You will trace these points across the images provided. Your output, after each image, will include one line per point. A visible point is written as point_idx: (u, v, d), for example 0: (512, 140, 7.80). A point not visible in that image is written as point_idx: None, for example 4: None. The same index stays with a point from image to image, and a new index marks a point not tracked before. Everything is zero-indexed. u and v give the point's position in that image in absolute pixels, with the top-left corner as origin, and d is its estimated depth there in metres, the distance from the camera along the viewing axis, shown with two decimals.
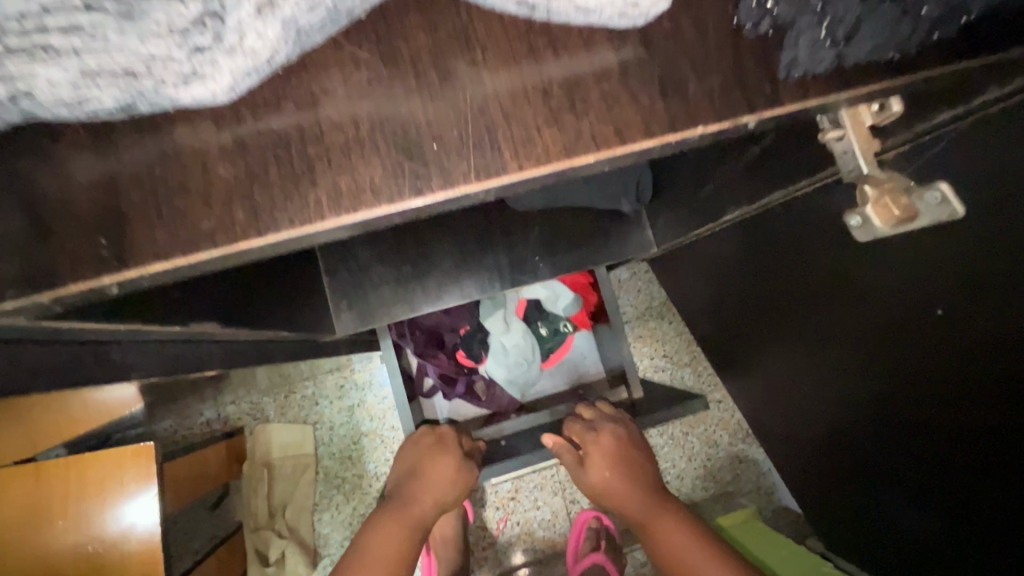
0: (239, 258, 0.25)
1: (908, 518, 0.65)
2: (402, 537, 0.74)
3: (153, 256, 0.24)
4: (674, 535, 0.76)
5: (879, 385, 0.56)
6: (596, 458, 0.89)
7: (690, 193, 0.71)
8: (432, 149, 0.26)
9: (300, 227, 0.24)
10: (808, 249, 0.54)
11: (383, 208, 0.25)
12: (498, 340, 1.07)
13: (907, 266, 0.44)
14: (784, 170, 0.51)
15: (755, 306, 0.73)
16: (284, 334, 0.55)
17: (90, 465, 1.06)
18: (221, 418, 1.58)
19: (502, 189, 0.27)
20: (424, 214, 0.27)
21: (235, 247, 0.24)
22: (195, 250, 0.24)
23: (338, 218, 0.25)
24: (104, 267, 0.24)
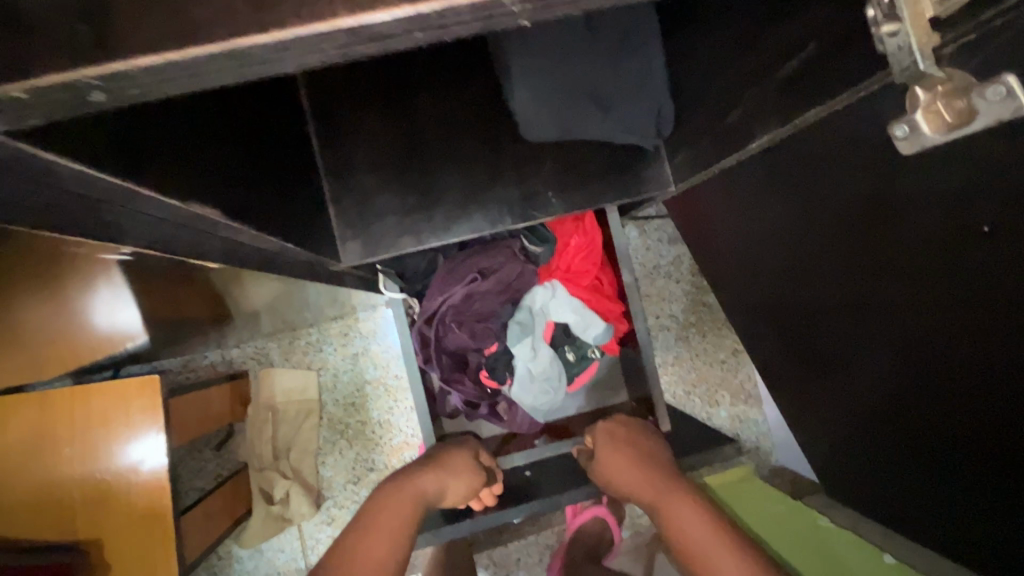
0: (240, 67, 0.22)
1: (920, 453, 0.66)
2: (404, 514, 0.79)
3: (136, 48, 0.20)
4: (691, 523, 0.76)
5: (904, 322, 0.55)
6: (606, 448, 0.89)
7: (714, 119, 0.69)
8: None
9: (311, 26, 0.21)
10: (846, 167, 0.51)
11: (406, 11, 0.21)
12: (525, 368, 1.01)
13: (961, 183, 0.41)
14: (827, 80, 0.48)
15: (775, 243, 0.70)
16: (288, 246, 0.53)
17: (96, 395, 1.07)
18: (225, 361, 1.59)
19: (544, 1, 0.22)
20: (452, 34, 0.24)
21: (235, 46, 0.21)
22: (188, 42, 0.20)
23: (356, 18, 0.21)
24: (77, 61, 0.20)
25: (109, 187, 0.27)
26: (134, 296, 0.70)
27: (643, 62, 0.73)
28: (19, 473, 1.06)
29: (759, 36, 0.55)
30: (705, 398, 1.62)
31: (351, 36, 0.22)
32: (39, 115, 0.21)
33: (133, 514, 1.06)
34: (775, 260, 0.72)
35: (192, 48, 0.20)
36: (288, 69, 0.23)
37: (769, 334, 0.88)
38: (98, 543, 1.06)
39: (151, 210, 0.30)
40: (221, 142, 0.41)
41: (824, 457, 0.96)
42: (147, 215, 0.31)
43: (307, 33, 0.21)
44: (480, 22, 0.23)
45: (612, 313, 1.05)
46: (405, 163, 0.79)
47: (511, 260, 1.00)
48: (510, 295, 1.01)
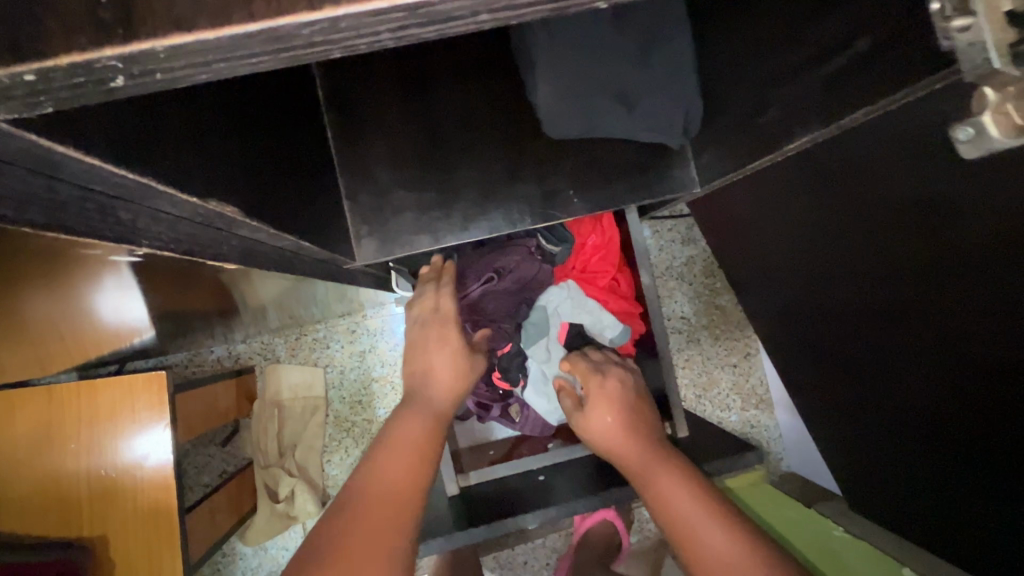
0: (283, 50, 0.19)
1: (947, 458, 0.65)
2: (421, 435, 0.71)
3: (169, 27, 0.18)
4: (673, 489, 0.71)
5: (948, 327, 0.53)
6: (600, 406, 0.87)
7: (746, 118, 0.66)
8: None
9: (370, 4, 0.18)
10: (900, 171, 0.48)
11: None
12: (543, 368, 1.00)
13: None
14: (881, 77, 0.45)
15: (807, 247, 0.67)
16: (306, 245, 0.50)
17: (100, 389, 1.05)
18: (231, 355, 1.57)
19: None
20: (520, 19, 0.20)
21: (281, 26, 0.18)
22: (229, 20, 0.18)
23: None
24: (103, 42, 0.18)
25: (128, 184, 0.24)
26: (144, 290, 0.68)
27: (672, 54, 0.69)
28: (24, 466, 1.04)
29: (800, 31, 0.53)
30: (717, 402, 1.59)
31: (411, 15, 0.18)
32: (56, 100, 0.19)
33: (137, 511, 1.05)
34: (806, 264, 0.70)
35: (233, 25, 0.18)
36: (336, 55, 0.20)
37: (794, 340, 0.86)
38: (102, 540, 1.04)
39: (169, 208, 0.28)
40: (240, 134, 0.39)
41: (846, 466, 0.94)
42: (164, 214, 0.28)
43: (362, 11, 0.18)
44: (553, 8, 0.20)
45: (630, 314, 1.03)
46: (422, 157, 0.76)
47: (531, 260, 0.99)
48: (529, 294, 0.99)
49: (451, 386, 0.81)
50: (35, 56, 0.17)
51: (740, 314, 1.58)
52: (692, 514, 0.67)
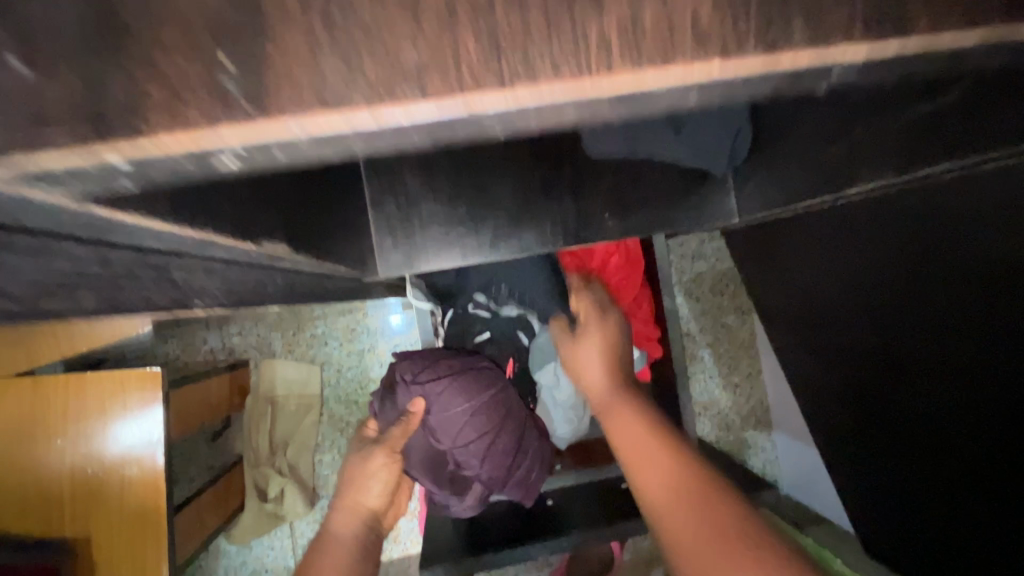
0: (445, 126, 0.15)
1: (951, 520, 0.63)
2: (351, 542, 0.66)
3: (314, 97, 0.14)
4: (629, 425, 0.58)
5: (993, 395, 0.50)
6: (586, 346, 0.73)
7: (804, 154, 0.63)
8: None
9: (575, 84, 0.14)
10: (962, 231, 0.46)
11: (711, 72, 0.15)
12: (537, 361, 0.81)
13: None
14: (974, 127, 0.43)
15: (845, 291, 0.65)
16: (340, 270, 0.47)
17: (91, 384, 1.00)
18: (225, 347, 1.52)
19: (874, 66, 0.16)
20: (721, 98, 0.17)
21: (462, 101, 0.14)
22: (394, 93, 0.14)
23: (635, 77, 0.14)
24: (224, 110, 0.14)
25: (188, 240, 0.21)
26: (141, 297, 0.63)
27: None
28: (4, 462, 0.99)
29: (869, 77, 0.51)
30: (715, 420, 1.57)
31: (615, 98, 0.15)
32: (145, 177, 0.15)
33: (123, 512, 1.00)
34: (840, 309, 0.68)
35: (392, 99, 0.14)
36: (499, 130, 0.16)
37: (817, 378, 0.84)
38: (84, 543, 0.99)
39: (224, 258, 0.25)
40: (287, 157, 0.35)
41: (859, 507, 0.92)
42: (217, 264, 0.25)
43: (566, 92, 0.14)
44: (766, 86, 0.16)
45: (648, 338, 1.00)
46: (453, 166, 0.72)
47: (407, 358, 0.85)
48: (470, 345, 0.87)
49: (383, 487, 0.74)
50: (135, 126, 0.14)
51: (747, 334, 1.56)
52: (649, 449, 0.53)
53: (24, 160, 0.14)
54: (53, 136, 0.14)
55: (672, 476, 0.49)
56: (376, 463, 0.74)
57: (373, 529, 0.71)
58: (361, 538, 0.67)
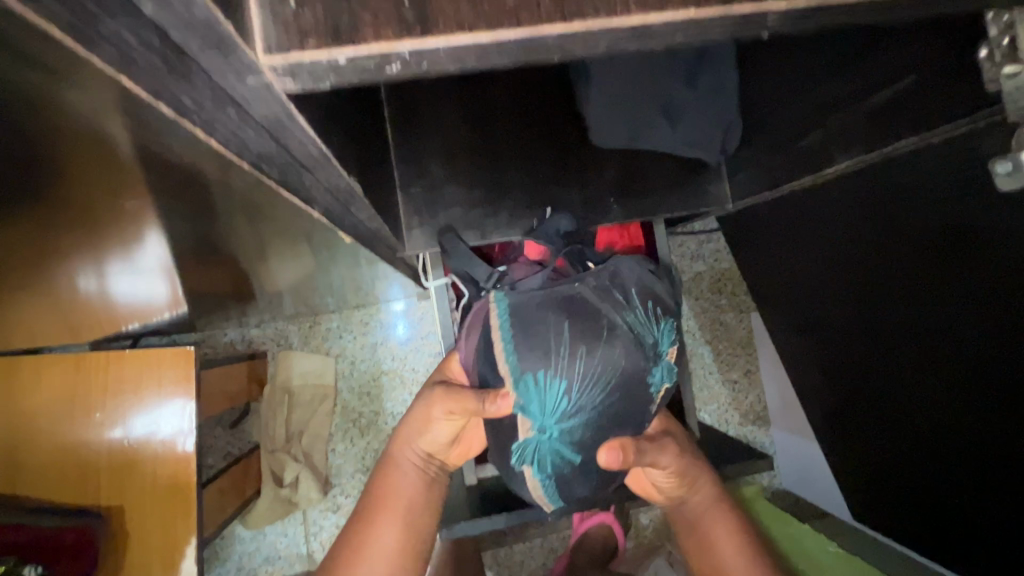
0: (526, 55, 0.20)
1: (932, 465, 0.70)
2: (407, 499, 0.75)
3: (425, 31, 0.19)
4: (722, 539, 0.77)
5: (966, 349, 0.56)
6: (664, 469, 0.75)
7: (787, 140, 0.71)
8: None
9: (608, 21, 0.19)
10: (921, 200, 0.54)
11: (689, 15, 0.20)
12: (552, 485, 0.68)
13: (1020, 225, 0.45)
14: (920, 112, 0.51)
15: (828, 262, 0.72)
16: (382, 230, 0.54)
17: (130, 362, 1.06)
18: (244, 339, 1.59)
19: (810, 20, 0.22)
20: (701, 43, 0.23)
21: (532, 34, 0.19)
22: (500, 25, 0.19)
23: (646, 17, 0.20)
24: (401, 32, 0.18)
25: (315, 153, 0.27)
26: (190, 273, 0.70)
27: (716, 78, 0.73)
28: (45, 435, 1.05)
29: (832, 74, 0.60)
30: (715, 415, 1.62)
31: (628, 34, 0.20)
32: (338, 84, 0.20)
33: (156, 484, 1.06)
34: (824, 279, 0.75)
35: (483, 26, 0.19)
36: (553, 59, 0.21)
37: (807, 351, 0.90)
38: (120, 512, 1.05)
39: (326, 180, 0.31)
40: (351, 122, 0.42)
41: (852, 477, 0.98)
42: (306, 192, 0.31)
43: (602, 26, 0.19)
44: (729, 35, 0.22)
45: None
46: (473, 154, 0.80)
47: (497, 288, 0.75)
48: (561, 284, 0.66)
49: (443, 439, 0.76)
50: (349, 40, 0.18)
51: (744, 332, 1.63)
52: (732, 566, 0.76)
53: (278, 59, 0.18)
54: (294, 42, 0.18)
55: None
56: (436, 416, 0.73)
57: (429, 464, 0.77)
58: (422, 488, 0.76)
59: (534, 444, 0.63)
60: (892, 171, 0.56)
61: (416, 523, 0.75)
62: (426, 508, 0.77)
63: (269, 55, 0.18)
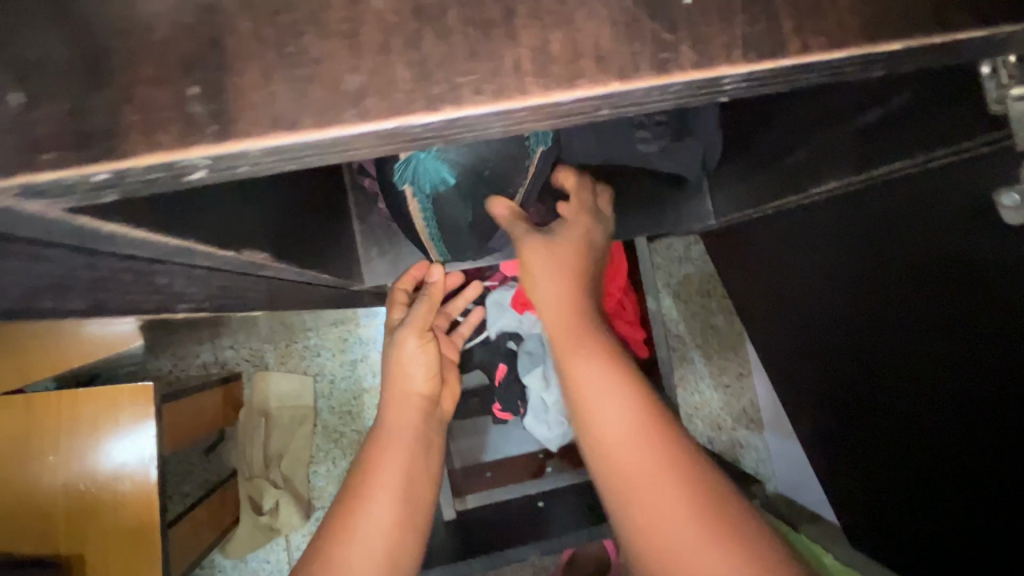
0: (383, 146, 0.18)
1: (932, 496, 0.64)
2: (407, 461, 0.58)
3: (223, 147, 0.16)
4: (613, 436, 0.46)
5: (971, 384, 0.50)
6: (542, 261, 0.55)
7: (772, 156, 0.65)
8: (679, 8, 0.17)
9: (490, 108, 0.16)
10: (917, 224, 0.48)
11: (612, 89, 0.16)
12: (434, 215, 0.63)
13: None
14: (914, 131, 0.45)
15: (818, 281, 0.66)
16: (323, 275, 0.48)
17: (85, 402, 0.97)
18: (217, 361, 1.47)
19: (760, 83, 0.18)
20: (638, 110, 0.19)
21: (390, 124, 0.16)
22: (341, 116, 0.16)
23: (549, 97, 0.16)
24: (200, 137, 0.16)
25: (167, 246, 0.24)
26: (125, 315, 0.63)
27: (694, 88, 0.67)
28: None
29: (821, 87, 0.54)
30: (706, 420, 1.55)
31: (534, 114, 0.17)
32: (125, 190, 0.18)
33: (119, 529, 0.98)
34: (813, 299, 0.69)
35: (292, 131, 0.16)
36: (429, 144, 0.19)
37: (793, 372, 0.86)
38: (80, 560, 0.97)
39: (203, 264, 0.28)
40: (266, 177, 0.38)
41: (844, 504, 0.92)
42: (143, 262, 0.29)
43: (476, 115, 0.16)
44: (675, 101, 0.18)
45: (634, 340, 1.01)
46: None
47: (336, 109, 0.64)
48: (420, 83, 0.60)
49: (432, 377, 0.65)
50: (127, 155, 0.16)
51: (735, 334, 1.56)
52: (663, 512, 0.43)
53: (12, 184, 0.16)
54: (27, 162, 0.16)
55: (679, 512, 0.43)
56: (410, 349, 0.64)
57: (427, 417, 0.63)
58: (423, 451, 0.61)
59: (414, 159, 0.57)
60: (882, 191, 0.50)
61: (415, 486, 0.57)
62: (430, 478, 0.60)
63: (14, 175, 0.16)
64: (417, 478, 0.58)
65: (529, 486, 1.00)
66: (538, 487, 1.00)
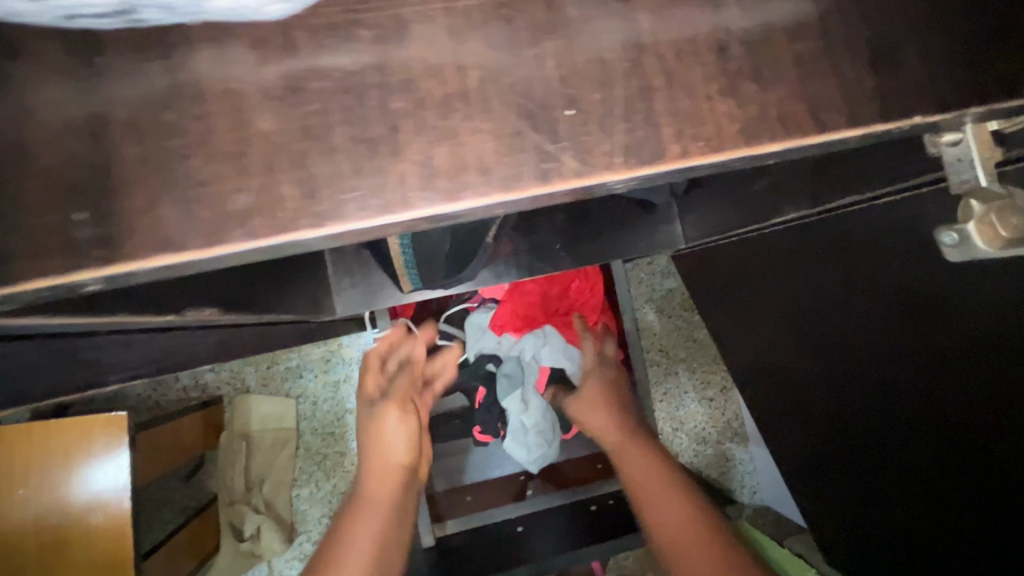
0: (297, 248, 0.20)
1: (906, 550, 0.59)
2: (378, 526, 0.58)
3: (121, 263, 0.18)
4: (651, 493, 0.63)
5: (934, 425, 0.47)
6: (590, 413, 0.81)
7: (737, 185, 0.65)
8: (558, 119, 0.20)
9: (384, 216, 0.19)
10: (872, 257, 0.46)
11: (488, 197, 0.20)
12: (413, 253, 0.60)
13: (985, 290, 0.37)
14: (860, 168, 0.46)
15: (777, 314, 0.64)
16: (281, 315, 0.46)
17: (58, 433, 0.81)
18: (197, 385, 1.23)
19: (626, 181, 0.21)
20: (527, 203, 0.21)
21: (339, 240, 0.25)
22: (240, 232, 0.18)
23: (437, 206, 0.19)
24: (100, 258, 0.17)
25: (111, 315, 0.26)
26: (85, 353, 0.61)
27: None
28: None
29: None
30: (692, 435, 1.24)
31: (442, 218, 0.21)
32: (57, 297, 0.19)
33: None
34: (772, 333, 0.66)
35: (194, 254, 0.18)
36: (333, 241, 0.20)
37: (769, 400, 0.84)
38: None
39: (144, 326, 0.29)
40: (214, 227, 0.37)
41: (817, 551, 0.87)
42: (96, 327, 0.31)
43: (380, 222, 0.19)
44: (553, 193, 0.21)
45: None
46: None
47: None
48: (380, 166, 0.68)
49: (410, 445, 0.66)
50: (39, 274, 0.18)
51: None
52: (698, 558, 0.56)
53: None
54: None
55: (711, 563, 0.54)
56: (388, 422, 0.66)
57: (405, 486, 0.65)
58: (397, 518, 0.61)
59: None
60: (837, 223, 0.49)
61: (388, 556, 0.58)
62: (400, 544, 0.60)
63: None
64: (387, 551, 0.57)
65: (510, 510, 0.98)
66: (519, 510, 0.98)
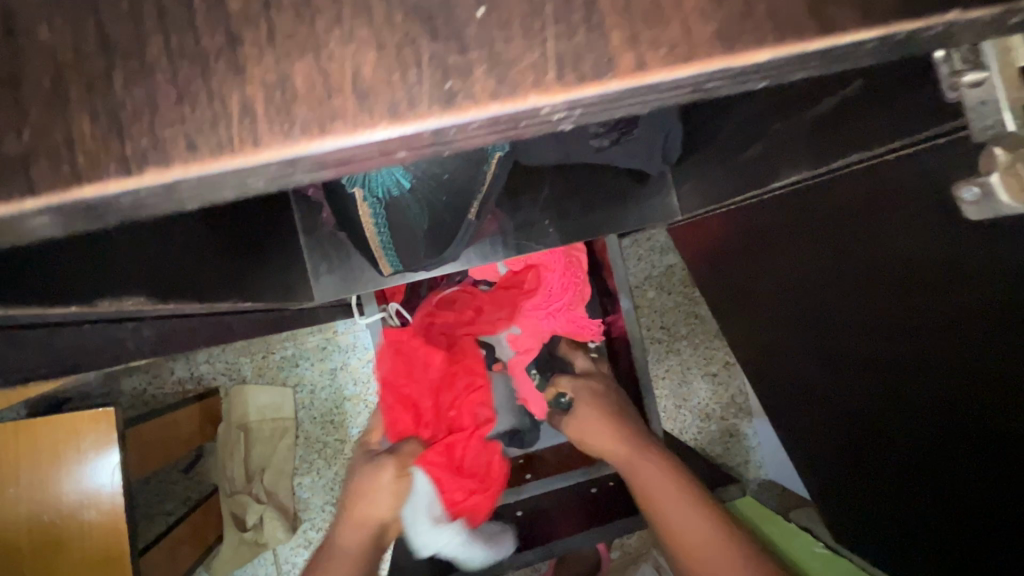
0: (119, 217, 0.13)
1: (910, 523, 0.57)
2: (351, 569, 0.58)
3: None
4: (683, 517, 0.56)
5: (928, 398, 0.45)
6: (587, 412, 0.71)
7: (728, 151, 0.60)
8: (461, 27, 0.12)
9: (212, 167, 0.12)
10: (866, 223, 0.43)
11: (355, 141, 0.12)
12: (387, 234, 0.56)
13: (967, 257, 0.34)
14: (865, 121, 0.39)
15: (776, 286, 0.60)
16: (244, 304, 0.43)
17: (42, 430, 0.69)
18: (193, 377, 1.07)
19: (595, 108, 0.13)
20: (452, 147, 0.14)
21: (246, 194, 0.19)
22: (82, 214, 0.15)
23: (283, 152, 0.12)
24: None
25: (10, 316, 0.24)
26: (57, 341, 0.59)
27: None
28: None
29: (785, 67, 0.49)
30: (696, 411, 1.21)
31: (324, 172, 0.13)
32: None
33: None
34: (771, 305, 0.63)
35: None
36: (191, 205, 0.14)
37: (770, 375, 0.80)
38: None
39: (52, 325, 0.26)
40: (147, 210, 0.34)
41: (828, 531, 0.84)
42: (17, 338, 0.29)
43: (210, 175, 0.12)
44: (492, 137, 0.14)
45: None
46: None
47: None
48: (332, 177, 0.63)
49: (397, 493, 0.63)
50: None
51: None
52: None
53: None
54: None
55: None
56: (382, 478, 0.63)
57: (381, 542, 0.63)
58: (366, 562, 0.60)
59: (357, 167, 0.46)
60: (831, 185, 0.45)
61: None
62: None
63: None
64: None
65: None
66: None
